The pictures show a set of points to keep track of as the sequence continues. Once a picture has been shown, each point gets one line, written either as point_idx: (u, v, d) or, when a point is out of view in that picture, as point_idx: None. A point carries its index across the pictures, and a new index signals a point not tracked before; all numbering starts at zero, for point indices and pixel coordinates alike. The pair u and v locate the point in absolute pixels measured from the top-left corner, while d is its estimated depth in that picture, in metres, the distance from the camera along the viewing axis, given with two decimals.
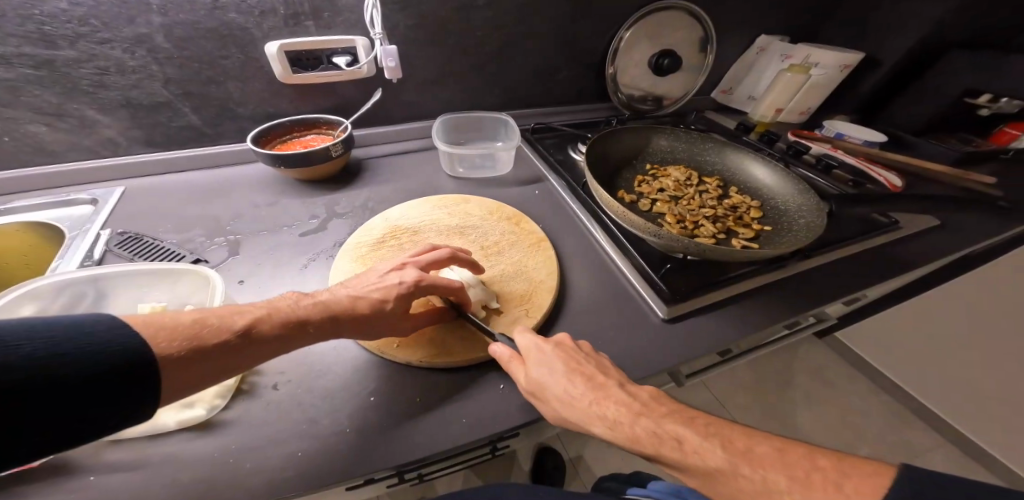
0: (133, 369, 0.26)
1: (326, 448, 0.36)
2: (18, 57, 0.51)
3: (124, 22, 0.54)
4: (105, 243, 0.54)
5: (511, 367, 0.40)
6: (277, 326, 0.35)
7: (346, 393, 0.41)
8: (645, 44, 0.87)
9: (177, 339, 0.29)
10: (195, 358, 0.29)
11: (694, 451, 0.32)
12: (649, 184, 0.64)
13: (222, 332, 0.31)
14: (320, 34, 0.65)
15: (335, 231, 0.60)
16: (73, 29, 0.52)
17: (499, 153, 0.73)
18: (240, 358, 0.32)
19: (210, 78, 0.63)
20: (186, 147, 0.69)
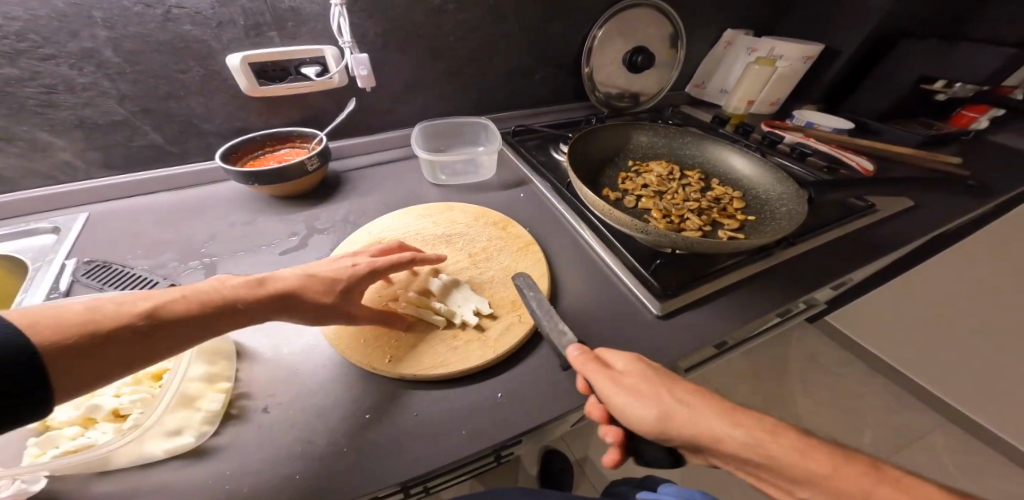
0: (24, 365, 0.24)
1: (324, 472, 0.34)
2: None
3: (67, 37, 0.50)
4: (71, 273, 0.50)
5: (587, 370, 0.37)
6: (194, 305, 0.32)
7: (340, 413, 0.39)
8: (617, 42, 0.87)
9: (78, 332, 0.26)
10: (99, 346, 0.27)
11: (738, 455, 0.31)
12: (633, 181, 0.64)
13: (130, 320, 0.29)
14: (286, 44, 0.62)
15: (317, 247, 0.58)
16: (11, 46, 0.48)
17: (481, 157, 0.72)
18: (159, 343, 0.29)
19: (169, 93, 0.60)
20: (151, 167, 0.65)
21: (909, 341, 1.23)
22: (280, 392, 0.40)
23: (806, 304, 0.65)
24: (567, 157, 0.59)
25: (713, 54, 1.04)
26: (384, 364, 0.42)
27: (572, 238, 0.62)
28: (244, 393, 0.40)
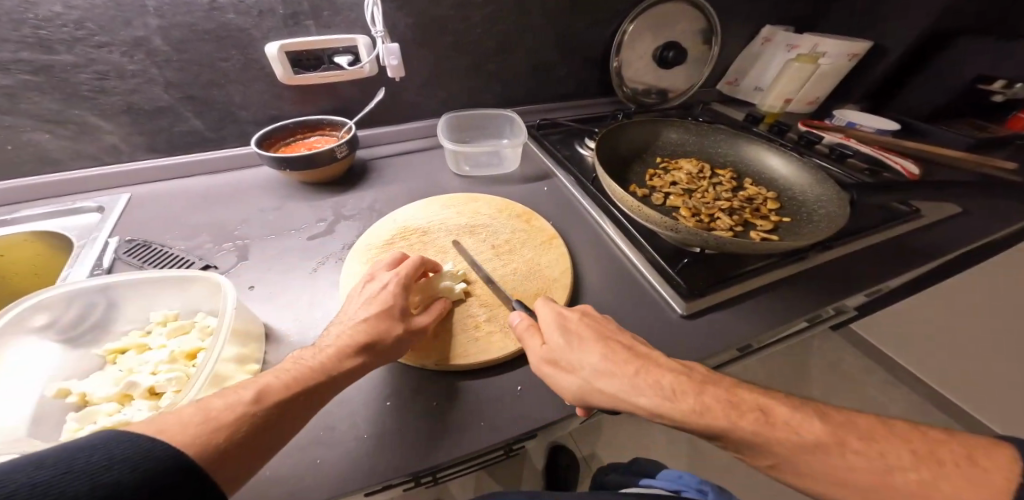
0: (177, 474, 0.23)
1: (346, 454, 0.35)
2: (16, 63, 0.51)
3: (121, 25, 0.53)
4: (114, 251, 0.53)
5: (526, 337, 0.40)
6: (288, 380, 0.32)
7: (362, 396, 0.40)
8: (649, 36, 0.85)
9: (208, 434, 0.26)
10: (237, 446, 0.27)
11: (784, 423, 0.32)
12: (661, 178, 0.63)
13: (250, 412, 0.28)
14: (320, 34, 0.64)
15: (344, 233, 0.59)
16: (70, 34, 0.51)
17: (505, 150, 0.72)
18: (281, 427, 0.30)
19: (210, 81, 0.62)
20: (191, 152, 0.68)
21: (947, 357, 1.16)
22: None
23: (836, 311, 0.62)
24: (595, 151, 0.58)
25: (750, 50, 1.00)
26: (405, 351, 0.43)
27: (595, 233, 0.61)
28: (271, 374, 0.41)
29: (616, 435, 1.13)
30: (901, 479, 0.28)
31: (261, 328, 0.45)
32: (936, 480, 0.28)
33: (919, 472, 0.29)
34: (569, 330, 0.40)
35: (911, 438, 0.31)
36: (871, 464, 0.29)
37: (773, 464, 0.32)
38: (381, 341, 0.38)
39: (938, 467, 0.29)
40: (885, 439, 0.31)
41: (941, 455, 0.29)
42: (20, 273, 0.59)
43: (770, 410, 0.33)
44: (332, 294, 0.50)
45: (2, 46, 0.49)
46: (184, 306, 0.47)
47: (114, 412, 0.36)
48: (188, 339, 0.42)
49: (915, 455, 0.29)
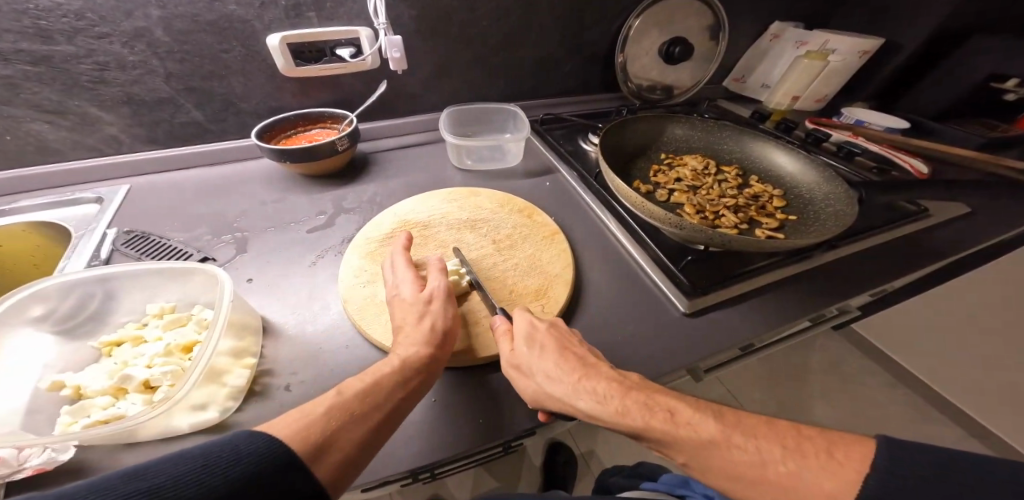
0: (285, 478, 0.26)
1: None
2: (15, 53, 0.50)
3: (121, 16, 0.52)
4: (111, 243, 0.52)
5: (501, 340, 0.41)
6: (352, 392, 0.33)
7: None
8: (655, 31, 0.84)
9: (295, 443, 0.28)
10: (329, 445, 0.29)
11: (685, 422, 0.32)
12: (666, 174, 0.62)
13: (337, 416, 0.31)
14: (323, 26, 0.63)
15: (344, 227, 0.59)
16: (70, 24, 0.50)
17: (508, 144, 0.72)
18: (353, 431, 0.31)
19: (211, 73, 0.61)
20: (190, 144, 0.68)
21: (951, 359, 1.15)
22: (304, 369, 0.41)
23: (840, 311, 0.61)
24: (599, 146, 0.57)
25: (757, 47, 0.98)
26: None
27: (598, 229, 0.60)
28: (268, 368, 0.41)
29: (615, 432, 1.12)
30: (772, 471, 0.29)
31: (259, 321, 0.44)
32: (799, 471, 0.28)
33: (788, 463, 0.29)
34: (522, 335, 0.40)
35: (809, 433, 0.31)
36: (751, 458, 0.30)
37: (686, 462, 0.33)
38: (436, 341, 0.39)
39: (802, 460, 0.29)
40: (765, 437, 0.31)
41: (806, 448, 0.30)
42: (18, 263, 0.59)
43: (676, 411, 0.33)
44: (331, 288, 0.50)
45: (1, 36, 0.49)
46: (181, 298, 0.47)
47: (110, 405, 0.36)
48: (184, 331, 0.42)
49: (784, 447, 0.30)
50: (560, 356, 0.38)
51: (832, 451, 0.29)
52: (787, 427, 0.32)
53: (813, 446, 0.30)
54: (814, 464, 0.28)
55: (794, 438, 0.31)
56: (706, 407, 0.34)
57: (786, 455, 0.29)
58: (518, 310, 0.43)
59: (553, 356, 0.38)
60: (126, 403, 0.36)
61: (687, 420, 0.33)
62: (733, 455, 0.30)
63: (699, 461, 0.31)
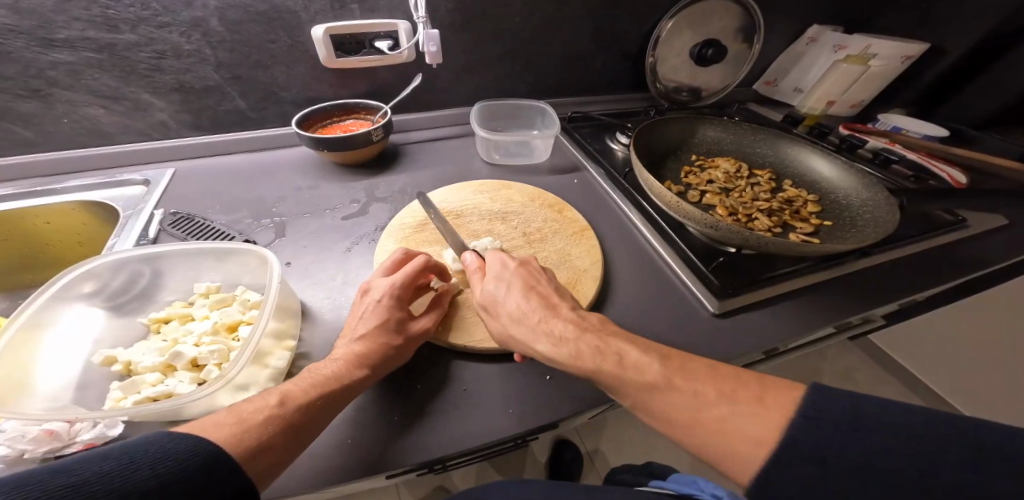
0: (221, 471, 0.25)
1: (377, 435, 0.36)
2: (82, 41, 0.53)
3: (181, 6, 0.55)
4: (159, 223, 0.55)
5: (473, 273, 0.45)
6: (311, 390, 0.33)
7: (395, 378, 0.41)
8: (688, 33, 0.83)
9: (242, 431, 0.28)
10: (272, 444, 0.28)
11: (632, 366, 0.33)
12: (698, 176, 0.62)
13: (279, 411, 0.30)
14: (364, 18, 0.65)
15: (376, 215, 0.60)
16: (135, 13, 0.53)
17: (536, 141, 0.72)
18: (307, 429, 0.31)
19: (258, 62, 0.64)
20: (231, 131, 0.70)
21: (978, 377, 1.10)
22: None
23: (866, 318, 0.60)
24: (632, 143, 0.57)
25: (792, 50, 0.96)
26: (437, 332, 0.44)
27: (626, 227, 0.61)
28: (307, 352, 0.43)
29: (621, 431, 1.12)
30: (707, 415, 0.30)
31: (298, 304, 0.46)
32: (730, 416, 0.29)
33: (721, 407, 0.30)
34: (501, 286, 0.42)
35: (751, 380, 0.32)
36: (715, 410, 0.30)
37: (633, 403, 0.34)
38: (385, 355, 0.38)
39: (735, 404, 0.30)
40: (704, 381, 0.32)
41: (739, 394, 0.31)
42: (66, 240, 0.62)
43: (626, 354, 0.35)
44: (365, 273, 0.52)
45: (70, 24, 0.52)
46: (224, 279, 0.49)
47: (157, 381, 0.38)
48: (229, 311, 0.44)
49: (719, 392, 0.31)
50: (528, 298, 0.40)
51: (761, 398, 0.30)
52: (727, 374, 0.33)
53: (746, 394, 0.30)
54: (745, 411, 0.29)
55: (732, 386, 0.31)
56: (653, 351, 0.35)
57: (719, 400, 0.30)
58: (491, 252, 0.46)
59: (524, 302, 0.40)
60: (174, 380, 0.37)
61: (631, 362, 0.34)
62: (677, 398, 0.31)
63: (643, 402, 0.33)
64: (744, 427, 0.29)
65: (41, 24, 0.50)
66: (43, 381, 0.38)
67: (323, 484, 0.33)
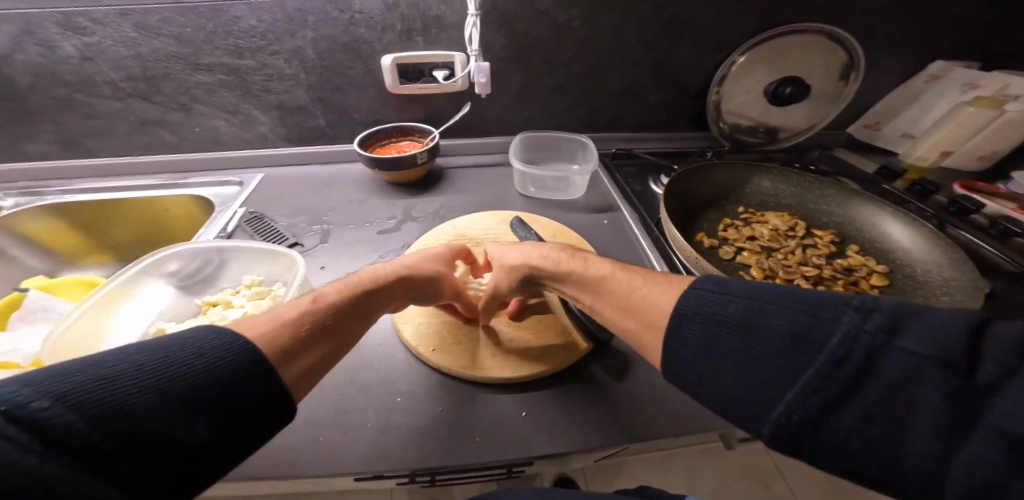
0: (259, 365, 0.28)
1: (348, 439, 0.39)
2: (219, 65, 0.67)
3: (287, 37, 0.66)
4: (237, 220, 0.66)
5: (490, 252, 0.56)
6: (344, 300, 0.37)
7: (379, 389, 0.43)
8: (765, 69, 0.75)
9: (280, 331, 0.31)
10: (305, 348, 0.32)
11: (593, 266, 0.43)
12: (738, 230, 0.55)
13: (306, 315, 0.34)
14: (427, 49, 0.71)
15: (407, 233, 0.65)
16: (256, 43, 0.66)
17: (574, 177, 0.72)
18: (338, 334, 0.35)
19: (338, 86, 0.74)
20: (309, 145, 0.81)
21: None
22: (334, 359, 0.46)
23: None
24: (664, 187, 0.53)
25: (906, 89, 0.82)
26: (430, 353, 0.46)
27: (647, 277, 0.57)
28: None
29: None
30: (635, 296, 0.37)
31: None
32: (648, 292, 0.36)
33: (645, 286, 0.37)
34: (504, 245, 0.52)
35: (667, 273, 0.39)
36: (639, 300, 0.37)
37: (592, 301, 0.42)
38: (405, 287, 0.44)
39: (661, 281, 0.37)
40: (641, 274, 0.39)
41: (655, 276, 0.38)
42: (176, 226, 0.76)
43: (589, 258, 0.44)
44: None
45: (212, 52, 0.65)
46: (268, 275, 0.56)
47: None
48: (260, 304, 0.50)
49: (648, 281, 0.38)
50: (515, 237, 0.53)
51: (669, 279, 0.37)
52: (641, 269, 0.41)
53: (663, 278, 0.37)
54: (661, 287, 0.36)
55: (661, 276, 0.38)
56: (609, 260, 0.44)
57: (647, 284, 0.37)
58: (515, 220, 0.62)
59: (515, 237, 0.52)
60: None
61: (598, 270, 0.42)
62: (620, 291, 0.39)
63: (600, 292, 0.41)
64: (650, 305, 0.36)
65: (193, 51, 0.65)
66: (112, 342, 0.48)
67: (291, 474, 0.36)
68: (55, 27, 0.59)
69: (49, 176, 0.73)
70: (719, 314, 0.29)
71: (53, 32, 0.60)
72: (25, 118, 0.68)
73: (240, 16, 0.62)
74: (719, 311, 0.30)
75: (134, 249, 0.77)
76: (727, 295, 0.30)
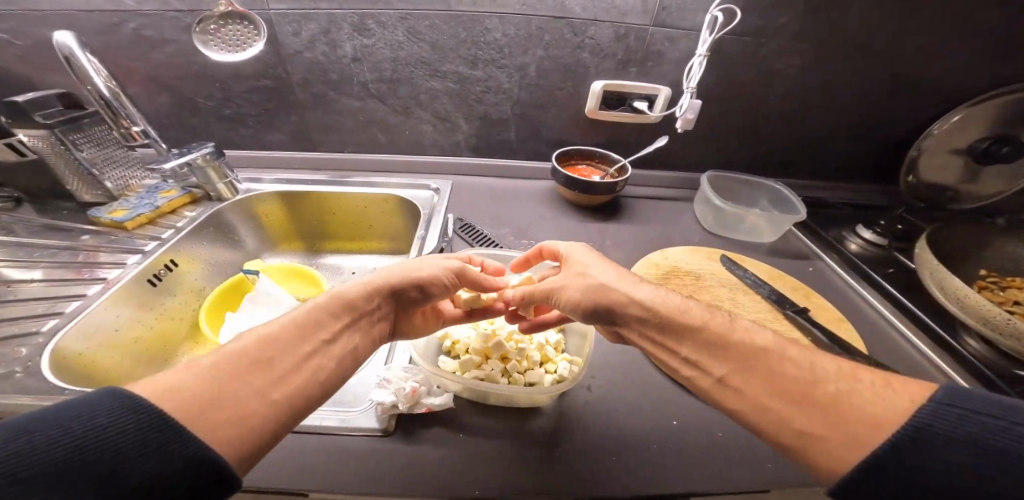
0: (155, 434, 0.23)
1: (659, 456, 0.41)
2: (452, 73, 0.75)
3: (519, 52, 0.72)
4: (452, 226, 0.70)
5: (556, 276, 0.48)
6: (251, 344, 0.30)
7: (659, 407, 0.46)
8: (977, 130, 0.74)
9: (186, 397, 0.25)
10: (221, 407, 0.26)
11: (744, 332, 0.36)
12: (996, 293, 0.57)
13: (240, 349, 0.29)
14: (635, 80, 0.74)
15: (613, 258, 0.67)
16: (492, 56, 0.72)
17: (750, 217, 0.72)
18: (248, 378, 0.28)
19: (542, 105, 0.78)
20: (493, 158, 0.87)
21: None
22: (600, 376, 0.50)
23: None
24: (921, 238, 0.57)
25: None
26: None
27: (877, 323, 0.57)
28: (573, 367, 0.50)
29: None
30: (852, 421, 0.28)
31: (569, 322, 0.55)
32: (833, 415, 0.28)
33: (836, 384, 0.30)
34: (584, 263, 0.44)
35: (869, 378, 0.30)
36: (805, 374, 0.31)
37: (724, 374, 0.34)
38: (369, 311, 0.38)
39: (855, 381, 0.30)
40: (864, 399, 0.28)
41: (861, 377, 0.30)
42: (370, 222, 0.82)
43: (751, 335, 0.35)
44: None
45: (454, 62, 0.73)
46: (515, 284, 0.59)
47: (479, 364, 0.46)
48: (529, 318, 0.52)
49: (837, 372, 0.31)
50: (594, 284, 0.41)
51: (885, 385, 0.29)
52: (830, 362, 0.32)
53: (869, 378, 0.30)
54: (869, 391, 0.29)
55: (849, 372, 0.31)
56: (814, 350, 0.34)
57: (835, 379, 0.30)
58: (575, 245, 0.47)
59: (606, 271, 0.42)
60: (489, 368, 0.46)
61: (742, 331, 0.36)
62: (789, 366, 0.32)
63: (776, 376, 0.32)
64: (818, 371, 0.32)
65: (437, 58, 0.73)
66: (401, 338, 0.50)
67: (620, 486, 0.38)
68: (348, 28, 0.69)
69: (275, 164, 0.86)
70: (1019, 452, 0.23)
71: (343, 31, 0.70)
72: (280, 109, 0.80)
73: (490, 28, 0.69)
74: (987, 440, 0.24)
75: (323, 237, 0.84)
76: (979, 416, 0.25)
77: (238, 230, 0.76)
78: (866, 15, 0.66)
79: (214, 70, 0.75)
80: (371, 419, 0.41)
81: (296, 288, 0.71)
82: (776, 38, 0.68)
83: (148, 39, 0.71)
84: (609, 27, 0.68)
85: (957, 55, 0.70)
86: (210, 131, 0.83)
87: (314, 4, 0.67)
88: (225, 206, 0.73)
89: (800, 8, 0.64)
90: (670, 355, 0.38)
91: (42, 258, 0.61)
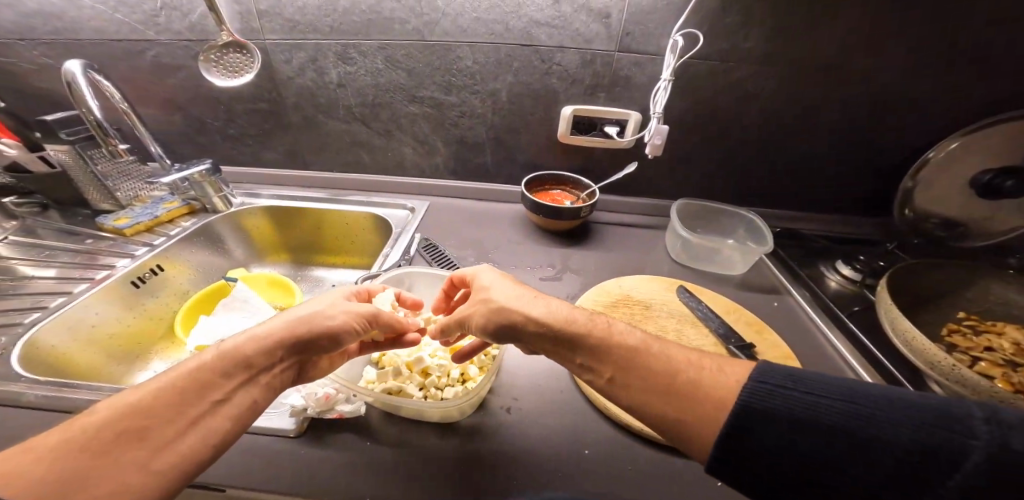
0: None
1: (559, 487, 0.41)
2: (428, 98, 0.78)
3: (490, 78, 0.74)
4: (416, 245, 0.73)
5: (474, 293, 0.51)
6: (127, 419, 0.32)
7: (573, 436, 0.46)
8: (979, 157, 0.67)
9: (52, 483, 0.28)
10: (95, 488, 0.29)
11: (619, 335, 0.41)
12: (967, 338, 0.53)
13: (112, 427, 0.31)
14: (605, 105, 0.75)
15: (569, 283, 0.67)
16: (464, 81, 0.75)
17: (725, 250, 0.69)
18: (122, 456, 0.30)
19: (515, 129, 0.80)
20: (471, 181, 0.90)
21: None
22: (524, 399, 0.50)
23: None
24: (884, 279, 0.54)
25: None
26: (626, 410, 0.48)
27: (835, 365, 0.53)
28: (498, 389, 0.51)
29: None
30: (702, 408, 0.34)
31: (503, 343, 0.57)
32: (688, 399, 0.35)
33: (690, 371, 0.36)
34: (495, 279, 0.49)
35: (706, 363, 0.37)
36: (665, 368, 0.37)
37: (611, 375, 0.39)
38: (268, 366, 0.39)
39: (699, 368, 0.37)
40: (708, 388, 0.35)
41: (705, 364, 0.37)
42: (349, 237, 0.86)
43: (619, 329, 0.42)
44: None
45: (430, 88, 0.77)
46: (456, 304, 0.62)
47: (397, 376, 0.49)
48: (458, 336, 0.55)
49: (688, 362, 0.37)
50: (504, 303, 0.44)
51: (719, 368, 0.37)
52: (680, 351, 0.39)
53: (710, 363, 0.37)
54: (709, 376, 0.36)
55: (694, 358, 0.38)
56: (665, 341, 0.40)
57: (688, 367, 0.37)
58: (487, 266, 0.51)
59: (513, 290, 0.46)
60: (406, 381, 0.49)
61: (618, 333, 0.41)
62: (653, 362, 0.38)
63: (641, 371, 0.38)
64: (675, 362, 0.38)
65: (414, 84, 0.77)
66: None
67: None
68: (332, 57, 0.74)
69: (270, 180, 0.92)
70: (808, 417, 0.31)
71: (329, 60, 0.75)
72: (274, 130, 0.86)
73: (461, 56, 0.72)
74: (795, 411, 0.31)
75: (309, 251, 0.89)
76: (779, 388, 0.32)
77: (227, 241, 0.82)
78: (837, 39, 0.64)
79: (216, 92, 0.81)
80: (283, 420, 0.45)
81: (272, 297, 0.75)
82: (743, 63, 0.67)
83: (165, 65, 0.78)
84: (574, 53, 0.70)
85: (945, 80, 0.66)
86: (215, 149, 0.91)
87: (303, 34, 0.72)
88: (217, 218, 0.79)
89: (764, 32, 0.64)
90: (568, 362, 0.42)
91: (58, 259, 0.67)
